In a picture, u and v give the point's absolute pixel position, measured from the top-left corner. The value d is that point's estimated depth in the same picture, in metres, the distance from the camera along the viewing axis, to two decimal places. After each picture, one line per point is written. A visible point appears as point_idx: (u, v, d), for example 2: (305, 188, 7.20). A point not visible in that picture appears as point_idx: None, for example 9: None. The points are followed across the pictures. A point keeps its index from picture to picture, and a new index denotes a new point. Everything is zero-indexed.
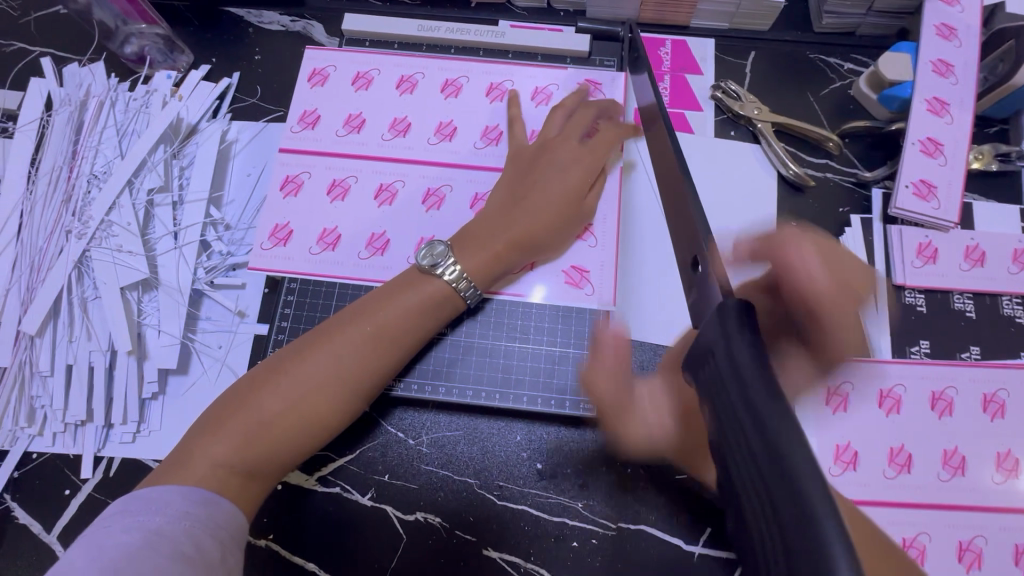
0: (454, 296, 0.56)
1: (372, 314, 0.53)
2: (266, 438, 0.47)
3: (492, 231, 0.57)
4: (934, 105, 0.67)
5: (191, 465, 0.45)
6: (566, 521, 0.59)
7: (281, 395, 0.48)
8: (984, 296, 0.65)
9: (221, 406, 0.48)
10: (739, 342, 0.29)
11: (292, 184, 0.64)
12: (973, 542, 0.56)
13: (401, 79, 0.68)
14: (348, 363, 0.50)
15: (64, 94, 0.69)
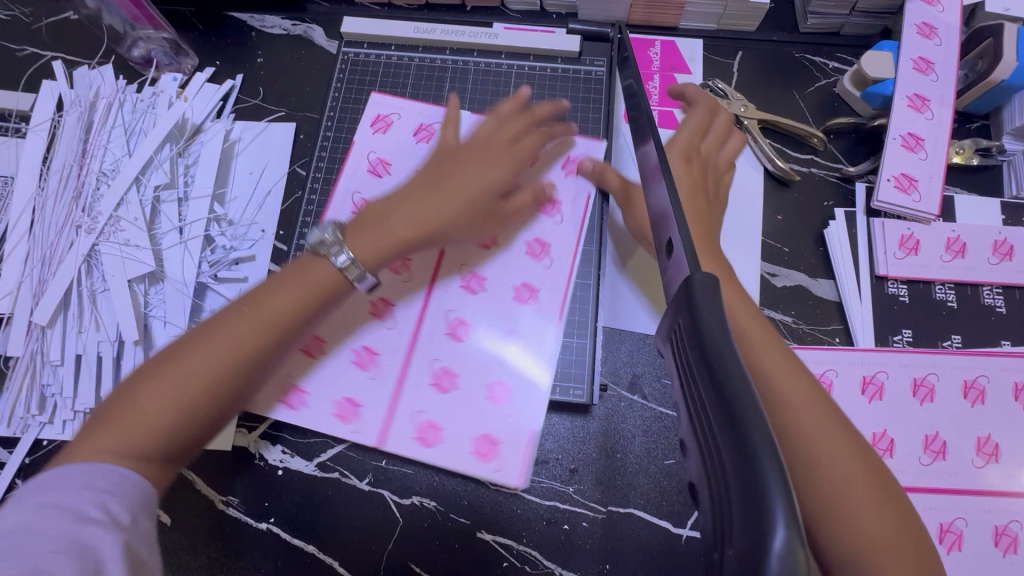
0: (340, 280, 0.53)
1: (258, 301, 0.51)
2: (144, 425, 0.46)
3: (388, 216, 0.57)
4: (914, 101, 0.69)
5: (74, 453, 0.45)
6: (558, 504, 0.61)
7: (159, 383, 0.47)
8: (965, 287, 0.66)
9: (106, 401, 0.48)
10: (706, 311, 0.29)
11: (382, 166, 0.69)
12: (953, 524, 0.58)
13: (376, 116, 0.71)
14: (234, 346, 0.49)
15: (74, 95, 0.71)
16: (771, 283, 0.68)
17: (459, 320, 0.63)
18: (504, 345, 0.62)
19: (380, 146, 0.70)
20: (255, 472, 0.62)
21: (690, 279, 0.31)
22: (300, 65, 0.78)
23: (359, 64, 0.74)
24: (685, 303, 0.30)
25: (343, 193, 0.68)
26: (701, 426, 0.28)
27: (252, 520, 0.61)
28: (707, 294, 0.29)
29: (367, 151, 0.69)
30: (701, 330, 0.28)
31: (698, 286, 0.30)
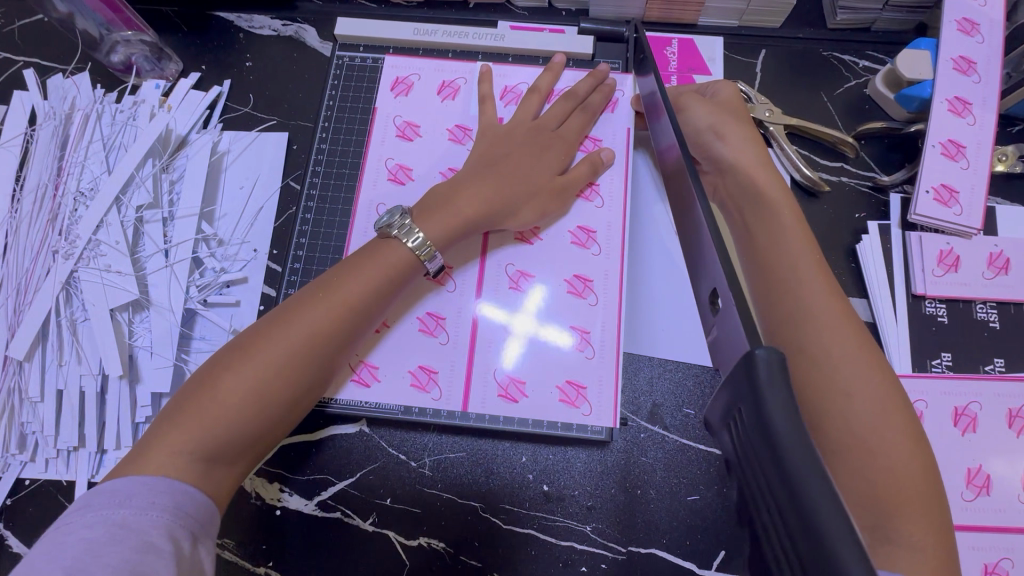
0: (415, 262, 0.52)
1: (331, 289, 0.49)
2: (221, 420, 0.43)
3: (455, 196, 0.56)
4: (955, 105, 0.64)
5: (150, 456, 0.42)
6: (577, 545, 0.57)
7: (240, 372, 0.44)
8: (1008, 306, 0.62)
9: (177, 396, 0.45)
10: (774, 400, 0.24)
11: (410, 129, 0.64)
12: (999, 565, 0.54)
13: (395, 81, 0.66)
14: (309, 336, 0.47)
15: (48, 107, 0.66)
16: None
17: (521, 271, 0.60)
18: (540, 325, 0.59)
19: (407, 109, 0.65)
20: (252, 513, 0.58)
21: (751, 355, 0.26)
22: (292, 62, 0.73)
23: (356, 69, 0.69)
24: (749, 391, 0.25)
25: (376, 160, 0.63)
26: (771, 530, 0.24)
27: (249, 564, 0.57)
28: (775, 386, 0.24)
29: (393, 115, 0.65)
30: (769, 434, 0.23)
31: (764, 371, 0.25)
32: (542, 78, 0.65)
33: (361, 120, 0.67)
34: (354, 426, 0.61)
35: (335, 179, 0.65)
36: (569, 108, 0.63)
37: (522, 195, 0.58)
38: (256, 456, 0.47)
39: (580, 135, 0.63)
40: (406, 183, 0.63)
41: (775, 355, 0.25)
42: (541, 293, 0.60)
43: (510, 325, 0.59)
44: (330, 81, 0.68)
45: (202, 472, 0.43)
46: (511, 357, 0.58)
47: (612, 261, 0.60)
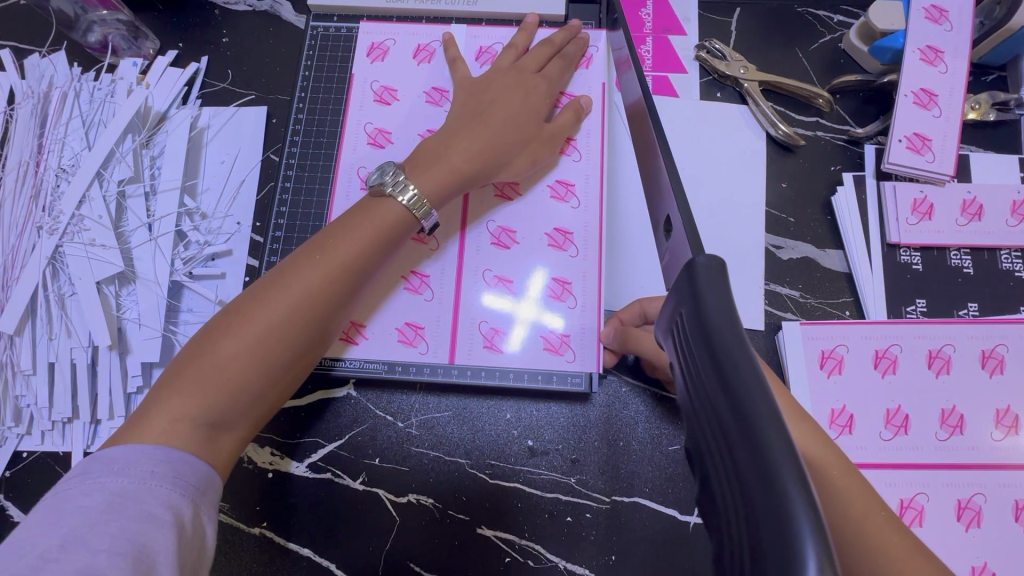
0: (409, 218, 0.53)
1: (324, 249, 0.49)
2: (224, 384, 0.43)
3: (446, 150, 0.56)
4: (927, 54, 0.64)
5: (150, 424, 0.41)
6: (561, 497, 0.58)
7: (238, 337, 0.44)
8: (982, 251, 0.63)
9: (173, 364, 0.44)
10: (708, 296, 0.26)
11: (388, 94, 0.65)
12: (972, 500, 0.55)
13: (371, 46, 0.67)
14: (305, 297, 0.47)
15: (26, 87, 0.67)
16: (776, 256, 0.65)
17: (502, 227, 0.61)
18: (544, 310, 0.59)
19: (383, 74, 0.66)
20: (245, 477, 0.60)
21: (694, 262, 0.28)
22: (268, 35, 0.73)
23: (330, 39, 0.69)
24: (689, 290, 0.28)
25: (355, 125, 0.64)
26: (698, 406, 0.26)
27: (244, 525, 0.59)
28: (712, 280, 0.27)
29: (370, 80, 0.66)
30: (705, 325, 0.25)
31: (703, 272, 0.27)
32: (518, 36, 0.65)
33: (337, 90, 0.68)
34: (342, 390, 0.62)
35: (314, 148, 0.66)
36: (546, 56, 0.63)
37: (510, 144, 0.58)
38: (260, 419, 0.47)
39: (559, 81, 0.63)
40: (386, 146, 0.63)
41: (716, 258, 0.27)
42: (542, 276, 0.60)
43: (514, 312, 0.60)
44: (304, 52, 0.69)
45: (206, 438, 0.42)
46: (516, 341, 0.59)
47: (591, 213, 0.61)
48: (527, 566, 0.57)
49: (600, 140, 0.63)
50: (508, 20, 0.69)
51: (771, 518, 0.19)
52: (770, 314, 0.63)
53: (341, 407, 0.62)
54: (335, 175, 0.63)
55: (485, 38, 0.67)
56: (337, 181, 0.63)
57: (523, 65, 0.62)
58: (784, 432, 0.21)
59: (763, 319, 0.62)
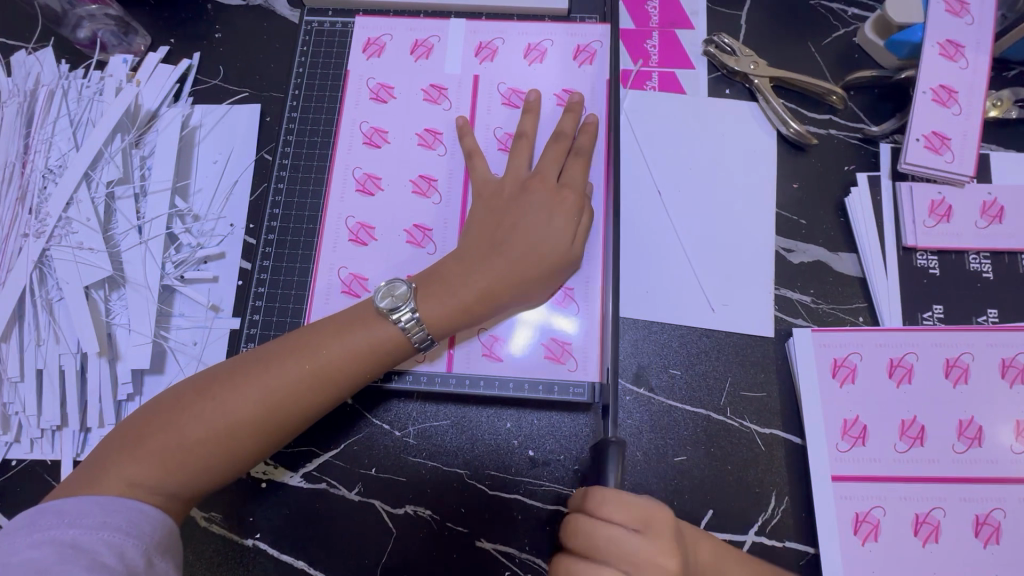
0: (406, 344, 0.50)
1: (317, 347, 0.48)
2: (181, 461, 0.44)
3: (459, 279, 0.51)
4: (947, 49, 0.61)
5: (106, 482, 0.42)
6: (561, 509, 0.57)
7: (205, 420, 0.44)
8: (1003, 255, 0.60)
9: (140, 420, 0.45)
10: None
11: (384, 91, 0.63)
12: (991, 516, 0.53)
13: (367, 42, 0.65)
14: (280, 396, 0.46)
15: (13, 85, 0.65)
16: (786, 260, 0.62)
17: None
18: (550, 315, 0.57)
19: (380, 70, 0.64)
20: (238, 487, 0.58)
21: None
22: (262, 31, 0.71)
23: (325, 35, 0.67)
24: None
25: (350, 123, 0.62)
26: None
27: (238, 536, 0.57)
28: None
29: (366, 77, 0.64)
30: None
31: None
32: None
33: (331, 87, 0.65)
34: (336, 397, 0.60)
35: (307, 148, 0.64)
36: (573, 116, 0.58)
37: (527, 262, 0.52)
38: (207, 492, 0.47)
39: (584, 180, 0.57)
40: (382, 146, 0.61)
41: None
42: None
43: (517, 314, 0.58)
44: (298, 47, 0.67)
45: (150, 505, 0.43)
46: (518, 343, 0.57)
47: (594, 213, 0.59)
48: None
49: (605, 139, 0.61)
50: (508, 12, 0.66)
51: None
52: (780, 320, 0.60)
53: (335, 414, 0.60)
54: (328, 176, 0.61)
55: (483, 32, 0.65)
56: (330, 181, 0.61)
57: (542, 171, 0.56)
58: None
59: (772, 326, 0.60)
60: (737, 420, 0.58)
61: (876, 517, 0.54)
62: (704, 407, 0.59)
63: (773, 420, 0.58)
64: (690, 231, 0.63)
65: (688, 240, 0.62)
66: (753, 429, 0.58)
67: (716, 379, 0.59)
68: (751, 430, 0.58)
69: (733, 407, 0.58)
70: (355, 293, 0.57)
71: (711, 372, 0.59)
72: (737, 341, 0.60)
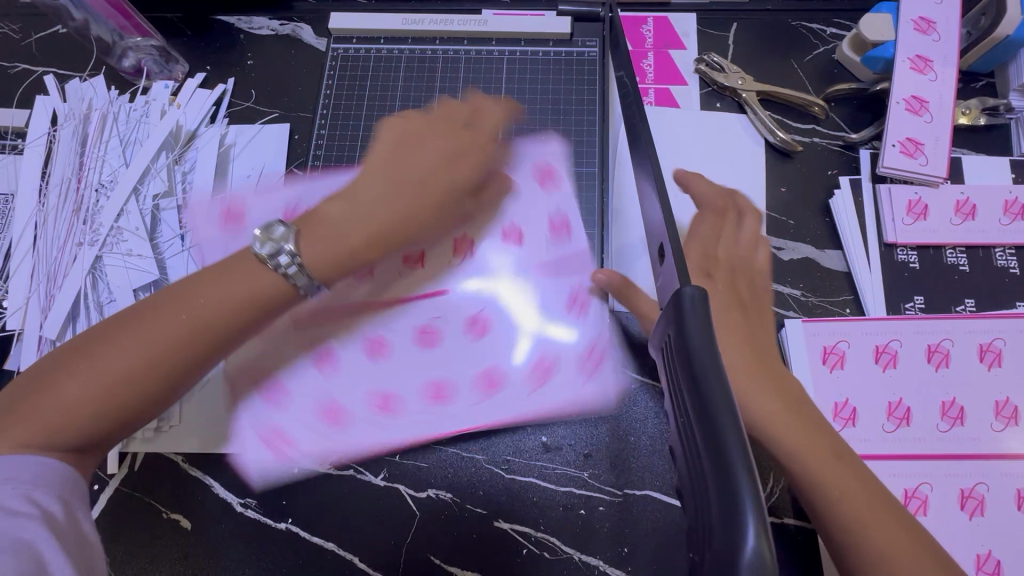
0: (289, 291, 0.50)
1: (192, 295, 0.48)
2: (63, 406, 0.44)
3: (342, 228, 0.54)
4: (917, 63, 0.67)
5: (2, 436, 0.42)
6: (574, 490, 0.61)
7: (87, 364, 0.45)
8: (977, 250, 0.65)
9: (23, 382, 0.45)
10: (692, 331, 0.32)
11: (381, 149, 0.70)
12: (975, 490, 0.57)
13: (356, 106, 0.72)
14: (160, 343, 0.46)
15: (68, 109, 0.71)
16: (777, 257, 0.67)
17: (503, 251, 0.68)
18: (546, 324, 0.66)
19: (374, 129, 0.71)
20: (272, 474, 0.63)
21: (680, 293, 0.33)
22: (291, 59, 0.77)
23: (349, 60, 0.73)
24: (676, 317, 0.33)
25: (359, 173, 0.69)
26: (684, 434, 0.32)
27: (271, 521, 0.61)
28: (696, 313, 0.32)
29: (354, 112, 0.69)
30: (691, 355, 0.31)
31: (689, 301, 0.32)
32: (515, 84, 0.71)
33: (357, 107, 0.72)
34: None
35: (334, 164, 0.70)
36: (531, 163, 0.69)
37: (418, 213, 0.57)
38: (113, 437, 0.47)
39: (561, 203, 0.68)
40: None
41: (699, 290, 0.32)
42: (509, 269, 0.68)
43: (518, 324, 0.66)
44: (326, 72, 0.73)
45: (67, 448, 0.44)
46: (522, 352, 0.65)
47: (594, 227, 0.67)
48: (543, 558, 0.59)
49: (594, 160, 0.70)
50: (515, 36, 0.74)
51: (728, 529, 0.25)
52: (773, 313, 0.65)
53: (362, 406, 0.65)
54: None
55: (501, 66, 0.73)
56: None
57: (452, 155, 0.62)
58: (745, 456, 0.26)
59: None
60: None
61: None
62: None
63: None
64: None
65: None
66: None
67: None
68: None
69: None
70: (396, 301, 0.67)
71: None
72: None
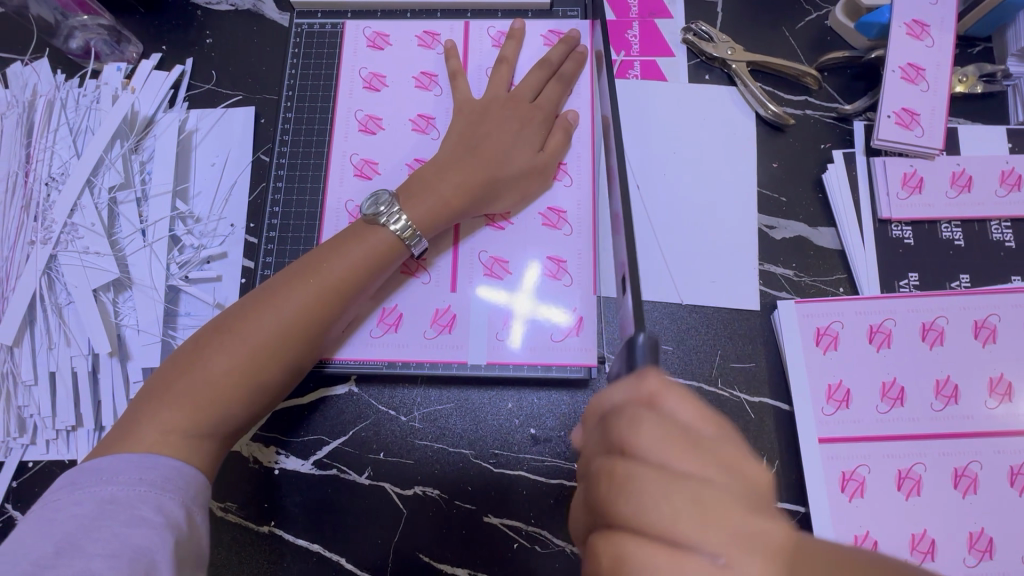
0: (399, 247, 0.54)
1: (315, 271, 0.50)
2: (215, 399, 0.44)
3: (436, 180, 0.56)
4: (913, 28, 0.64)
5: (142, 432, 0.42)
6: (565, 482, 0.59)
7: (226, 355, 0.45)
8: (972, 223, 0.63)
9: (162, 373, 0.45)
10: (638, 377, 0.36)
11: (377, 80, 0.66)
12: (968, 468, 0.56)
13: (372, 37, 0.68)
14: (292, 320, 0.47)
15: (10, 96, 0.67)
16: (769, 237, 0.65)
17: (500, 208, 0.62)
18: (538, 305, 0.60)
19: (373, 61, 0.67)
20: (250, 477, 0.60)
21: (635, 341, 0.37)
22: (254, 39, 0.72)
23: (315, 37, 0.68)
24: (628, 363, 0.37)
25: (345, 112, 0.65)
26: None
27: (253, 525, 0.59)
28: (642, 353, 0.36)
29: (362, 27, 0.68)
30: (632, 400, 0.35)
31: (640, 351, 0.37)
32: (508, 48, 0.65)
33: (324, 87, 0.67)
34: (344, 387, 0.63)
35: (303, 154, 0.65)
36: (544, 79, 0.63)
37: (488, 182, 0.57)
38: (244, 430, 0.48)
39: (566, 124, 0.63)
40: (381, 89, 0.66)
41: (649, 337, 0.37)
42: (535, 270, 0.61)
43: (512, 306, 0.60)
44: (290, 49, 0.68)
45: (195, 448, 0.44)
46: (517, 337, 0.59)
47: (582, 188, 0.63)
48: (534, 551, 0.58)
49: (591, 122, 0.65)
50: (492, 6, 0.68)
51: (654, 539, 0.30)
52: (765, 294, 0.63)
53: (342, 404, 0.62)
54: (326, 164, 0.64)
55: (478, 36, 0.67)
56: (334, 158, 0.64)
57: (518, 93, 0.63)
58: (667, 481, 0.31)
59: (757, 300, 0.63)
60: (728, 390, 0.61)
61: (861, 475, 0.57)
62: (696, 379, 0.61)
63: (762, 389, 0.61)
64: (676, 213, 0.65)
65: (673, 223, 0.65)
66: (743, 399, 0.61)
67: (707, 352, 0.62)
68: (743, 398, 0.61)
69: (722, 379, 0.61)
70: (412, 272, 0.61)
71: (702, 346, 0.62)
72: (726, 317, 0.63)
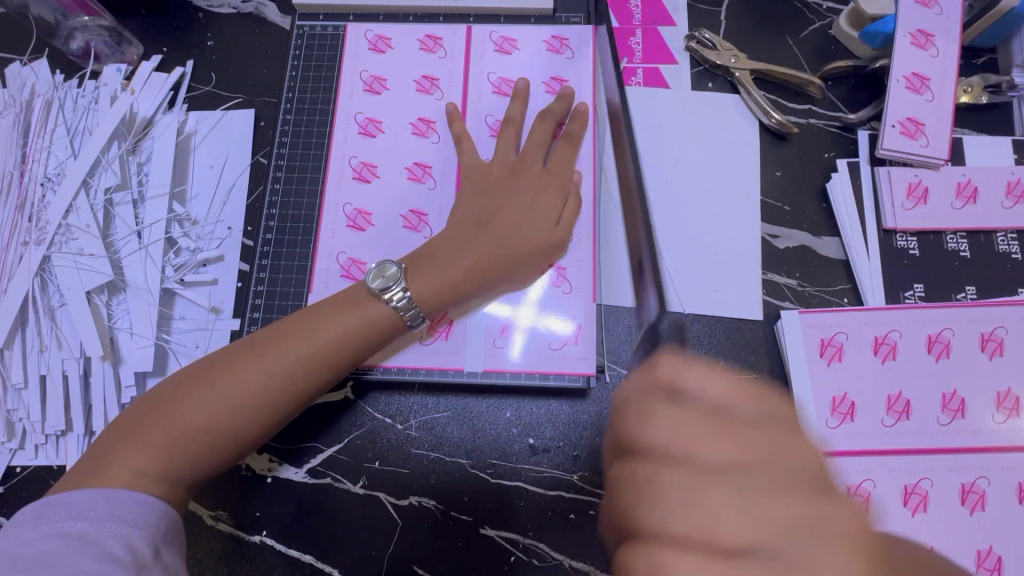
0: (398, 322, 0.52)
1: (307, 333, 0.49)
2: (184, 453, 0.45)
3: (447, 260, 0.54)
4: (918, 37, 0.64)
5: (109, 472, 0.43)
6: (564, 494, 0.58)
7: (201, 407, 0.45)
8: (978, 234, 0.63)
9: (140, 409, 0.46)
10: None
11: (378, 83, 0.66)
12: (975, 484, 0.55)
13: (374, 40, 0.67)
14: (275, 382, 0.47)
15: (8, 95, 0.67)
16: (772, 246, 0.64)
17: None
18: (541, 315, 0.59)
19: (374, 64, 0.66)
20: (241, 485, 0.59)
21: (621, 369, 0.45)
22: (255, 42, 0.72)
23: (316, 39, 0.68)
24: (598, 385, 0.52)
25: (345, 115, 0.65)
26: None
27: (244, 534, 0.58)
28: None
29: (364, 30, 0.68)
30: None
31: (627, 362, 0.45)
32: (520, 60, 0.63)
33: (324, 89, 0.66)
34: (339, 393, 0.61)
35: (301, 156, 0.64)
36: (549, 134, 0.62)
37: (497, 262, 0.55)
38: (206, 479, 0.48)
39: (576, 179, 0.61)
40: (382, 93, 0.65)
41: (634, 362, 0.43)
42: (542, 282, 0.59)
43: (514, 317, 0.59)
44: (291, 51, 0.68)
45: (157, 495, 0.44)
46: (517, 346, 0.58)
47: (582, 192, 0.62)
48: (532, 565, 0.57)
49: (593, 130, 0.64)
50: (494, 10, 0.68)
51: None
52: (768, 304, 0.62)
53: (336, 411, 0.61)
54: (325, 167, 0.63)
55: (480, 40, 0.67)
56: (333, 161, 0.63)
57: (527, 161, 0.60)
58: None
59: (761, 310, 0.62)
60: None
61: (866, 489, 0.56)
62: None
63: None
64: (678, 221, 0.65)
65: (675, 231, 0.64)
66: None
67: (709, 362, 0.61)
68: None
69: None
70: None
71: (704, 355, 0.61)
72: (729, 326, 0.62)
